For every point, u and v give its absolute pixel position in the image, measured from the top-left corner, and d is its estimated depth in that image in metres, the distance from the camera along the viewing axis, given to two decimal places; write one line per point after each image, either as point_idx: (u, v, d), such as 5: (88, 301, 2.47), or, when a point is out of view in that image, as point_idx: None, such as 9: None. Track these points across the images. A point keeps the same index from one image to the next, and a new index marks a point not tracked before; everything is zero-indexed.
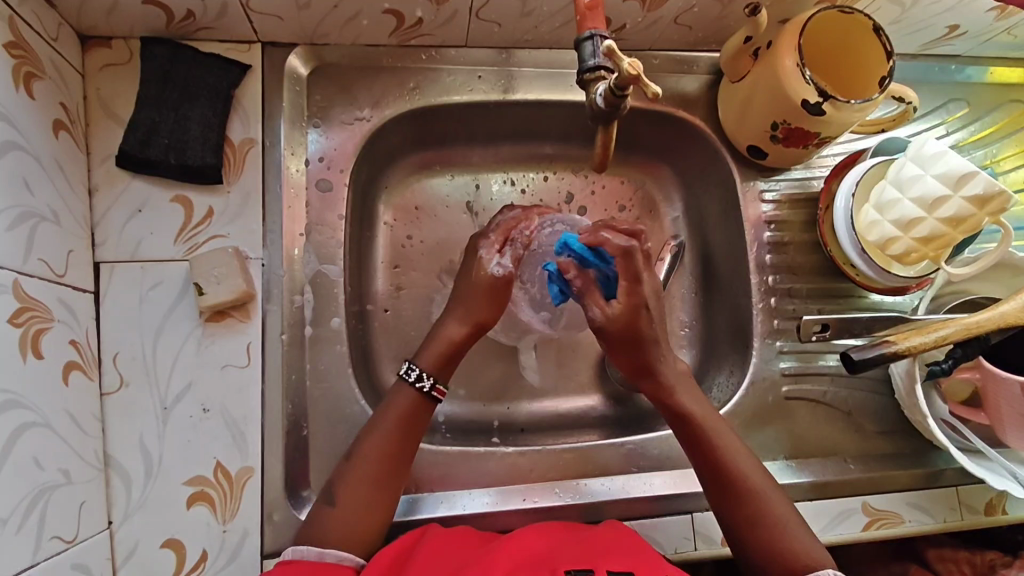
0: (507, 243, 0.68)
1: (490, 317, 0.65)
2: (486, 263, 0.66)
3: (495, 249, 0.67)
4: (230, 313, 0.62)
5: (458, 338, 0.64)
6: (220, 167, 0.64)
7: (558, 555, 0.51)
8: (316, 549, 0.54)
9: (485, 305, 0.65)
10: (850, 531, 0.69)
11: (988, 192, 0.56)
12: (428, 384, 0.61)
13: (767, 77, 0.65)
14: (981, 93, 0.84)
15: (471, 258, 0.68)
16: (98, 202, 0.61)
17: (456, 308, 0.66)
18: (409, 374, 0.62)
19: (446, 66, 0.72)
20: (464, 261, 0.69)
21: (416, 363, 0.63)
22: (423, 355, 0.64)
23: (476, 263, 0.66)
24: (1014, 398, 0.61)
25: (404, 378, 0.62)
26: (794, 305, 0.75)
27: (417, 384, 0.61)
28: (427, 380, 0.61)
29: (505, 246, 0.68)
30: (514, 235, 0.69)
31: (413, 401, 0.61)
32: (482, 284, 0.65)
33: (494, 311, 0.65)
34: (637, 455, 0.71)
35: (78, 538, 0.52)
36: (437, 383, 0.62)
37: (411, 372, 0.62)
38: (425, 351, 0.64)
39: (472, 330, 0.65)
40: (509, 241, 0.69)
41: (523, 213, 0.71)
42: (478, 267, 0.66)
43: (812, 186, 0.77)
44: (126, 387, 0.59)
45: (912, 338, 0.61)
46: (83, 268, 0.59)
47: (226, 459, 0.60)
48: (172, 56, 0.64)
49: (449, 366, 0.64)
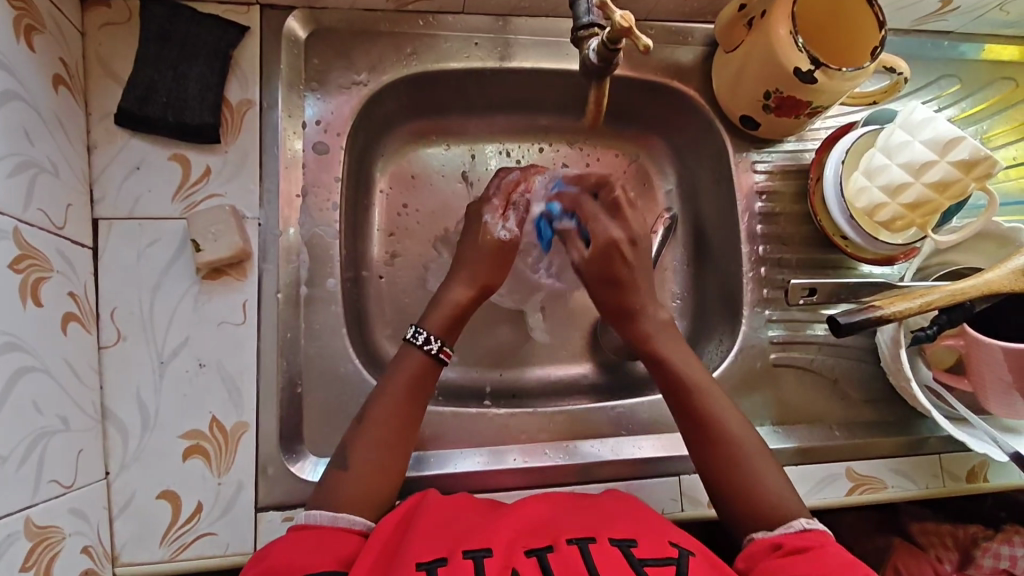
0: (511, 207, 0.70)
1: (494, 279, 0.68)
2: (492, 229, 0.68)
3: (500, 215, 0.69)
4: (226, 271, 0.63)
5: (463, 301, 0.66)
6: (218, 127, 0.64)
7: (562, 521, 0.53)
8: (331, 514, 0.54)
9: (490, 268, 0.67)
10: (834, 496, 0.71)
11: (974, 157, 0.57)
12: (435, 346, 0.63)
13: (760, 46, 0.65)
14: (973, 70, 0.85)
15: (475, 221, 0.69)
16: (96, 159, 0.62)
17: (460, 273, 0.67)
18: (417, 337, 0.63)
19: (443, 32, 0.72)
20: (465, 224, 0.70)
21: (423, 327, 0.64)
22: (429, 319, 0.65)
23: (482, 230, 0.68)
24: (995, 363, 0.62)
25: (411, 341, 0.63)
26: (783, 275, 0.76)
27: (425, 346, 0.63)
28: (434, 342, 0.63)
29: (510, 211, 0.70)
30: (515, 198, 0.71)
31: (420, 365, 0.62)
32: (489, 249, 0.67)
33: (498, 273, 0.68)
34: (627, 420, 0.72)
35: (76, 485, 0.53)
36: (445, 346, 0.63)
37: (419, 335, 0.63)
38: (431, 315, 0.65)
39: (476, 291, 0.67)
40: (513, 206, 0.71)
41: (521, 175, 0.73)
42: (484, 233, 0.68)
43: (804, 158, 0.78)
44: (123, 341, 0.60)
45: (898, 303, 0.62)
46: (81, 223, 0.59)
47: (222, 413, 0.61)
48: (170, 15, 0.64)
49: (456, 329, 0.66)
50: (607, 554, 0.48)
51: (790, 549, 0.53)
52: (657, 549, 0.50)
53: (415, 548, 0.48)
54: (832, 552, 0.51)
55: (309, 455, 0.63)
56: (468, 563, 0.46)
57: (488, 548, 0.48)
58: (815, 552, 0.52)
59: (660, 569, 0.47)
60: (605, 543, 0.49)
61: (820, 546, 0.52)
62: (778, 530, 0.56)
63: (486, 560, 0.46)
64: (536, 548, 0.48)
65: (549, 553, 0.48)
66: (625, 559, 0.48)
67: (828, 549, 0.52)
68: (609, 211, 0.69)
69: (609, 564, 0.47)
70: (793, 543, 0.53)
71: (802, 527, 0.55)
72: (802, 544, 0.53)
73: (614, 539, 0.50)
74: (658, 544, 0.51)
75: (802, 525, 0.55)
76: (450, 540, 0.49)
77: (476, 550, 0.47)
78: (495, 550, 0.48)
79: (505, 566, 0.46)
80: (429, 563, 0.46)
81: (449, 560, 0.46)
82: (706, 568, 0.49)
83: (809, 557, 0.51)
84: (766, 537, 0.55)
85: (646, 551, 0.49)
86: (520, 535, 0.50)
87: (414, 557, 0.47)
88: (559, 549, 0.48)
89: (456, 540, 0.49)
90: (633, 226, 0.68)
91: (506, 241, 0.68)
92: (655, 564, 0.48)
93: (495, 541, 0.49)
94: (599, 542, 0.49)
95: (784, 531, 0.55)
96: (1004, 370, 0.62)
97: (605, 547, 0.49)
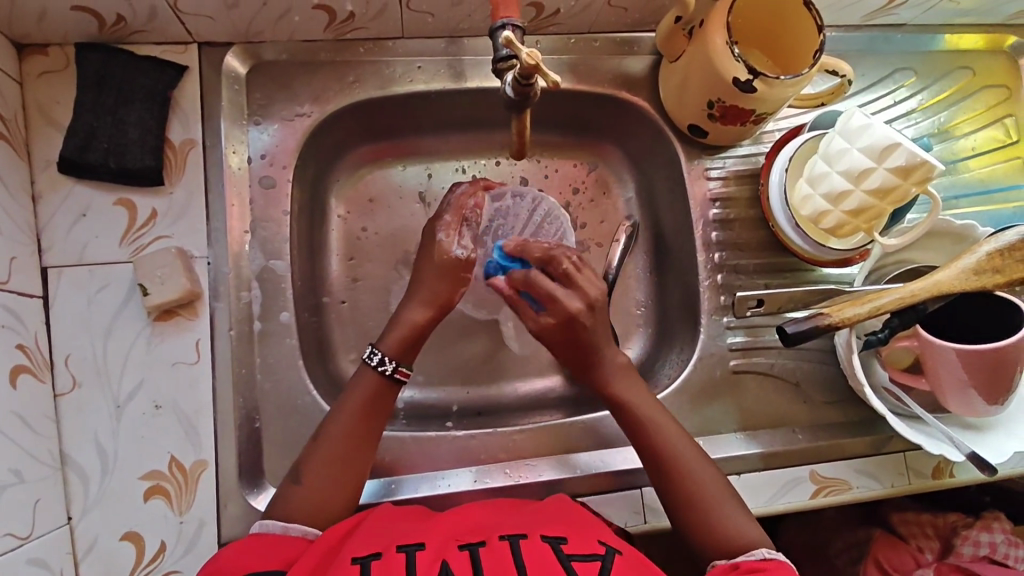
0: (462, 223, 0.66)
1: (453, 297, 0.65)
2: (448, 247, 0.64)
3: (454, 232, 0.65)
4: (177, 311, 0.64)
5: (423, 320, 0.63)
6: (161, 169, 0.65)
7: (501, 522, 0.54)
8: (281, 524, 0.55)
9: (450, 287, 0.64)
10: (797, 500, 0.71)
11: (910, 163, 0.58)
12: (390, 367, 0.61)
13: (699, 56, 0.65)
14: (929, 61, 0.83)
15: (429, 240, 0.65)
16: (42, 208, 0.63)
17: (419, 290, 0.64)
18: (372, 357, 0.61)
19: (385, 58, 0.72)
20: (421, 240, 0.67)
21: (379, 347, 0.62)
22: (384, 339, 0.63)
23: (436, 247, 0.64)
24: (950, 364, 0.62)
25: (367, 362, 0.62)
26: (740, 281, 0.76)
27: (379, 367, 0.61)
28: (388, 363, 0.61)
29: (464, 227, 0.66)
30: (468, 213, 0.67)
31: (375, 385, 0.61)
32: (445, 267, 0.64)
33: (455, 292, 0.65)
34: (589, 434, 0.72)
35: (33, 535, 0.55)
36: (400, 365, 0.61)
37: (374, 356, 0.61)
38: (386, 335, 0.63)
39: (436, 310, 0.64)
40: (466, 221, 0.66)
41: (471, 187, 0.68)
42: (440, 250, 0.64)
43: (758, 162, 0.78)
44: (78, 388, 0.61)
45: (845, 309, 0.62)
46: (29, 274, 0.60)
47: (180, 453, 0.62)
48: (107, 61, 0.65)
49: (414, 349, 0.63)
50: (535, 549, 0.49)
51: (745, 569, 0.54)
52: (586, 546, 0.51)
53: (354, 544, 0.50)
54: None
55: (268, 488, 0.63)
56: (401, 556, 0.48)
57: (421, 543, 0.50)
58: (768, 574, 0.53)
59: (586, 564, 0.48)
60: (535, 540, 0.50)
61: (773, 569, 0.53)
62: (739, 556, 0.56)
63: (417, 553, 0.48)
64: (470, 543, 0.50)
65: (481, 548, 0.49)
66: (554, 555, 0.49)
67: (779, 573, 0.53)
68: (563, 285, 0.62)
69: (535, 559, 0.48)
70: (750, 564, 0.54)
71: (763, 555, 0.55)
72: (756, 566, 0.54)
73: (545, 536, 0.51)
74: (586, 541, 0.52)
75: (762, 555, 0.55)
76: (389, 537, 0.51)
77: (410, 545, 0.50)
78: (428, 545, 0.50)
79: (436, 559, 0.48)
80: (364, 557, 0.48)
81: (383, 554, 0.48)
82: (631, 565, 0.50)
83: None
84: (725, 561, 0.56)
85: (575, 548, 0.50)
86: (457, 532, 0.52)
87: (351, 553, 0.49)
88: (490, 543, 0.50)
89: (393, 537, 0.51)
90: (589, 291, 0.62)
91: (460, 257, 0.64)
92: (581, 560, 0.49)
93: (430, 538, 0.51)
94: (530, 538, 0.51)
95: (745, 558, 0.55)
96: (962, 371, 0.62)
97: (536, 543, 0.50)
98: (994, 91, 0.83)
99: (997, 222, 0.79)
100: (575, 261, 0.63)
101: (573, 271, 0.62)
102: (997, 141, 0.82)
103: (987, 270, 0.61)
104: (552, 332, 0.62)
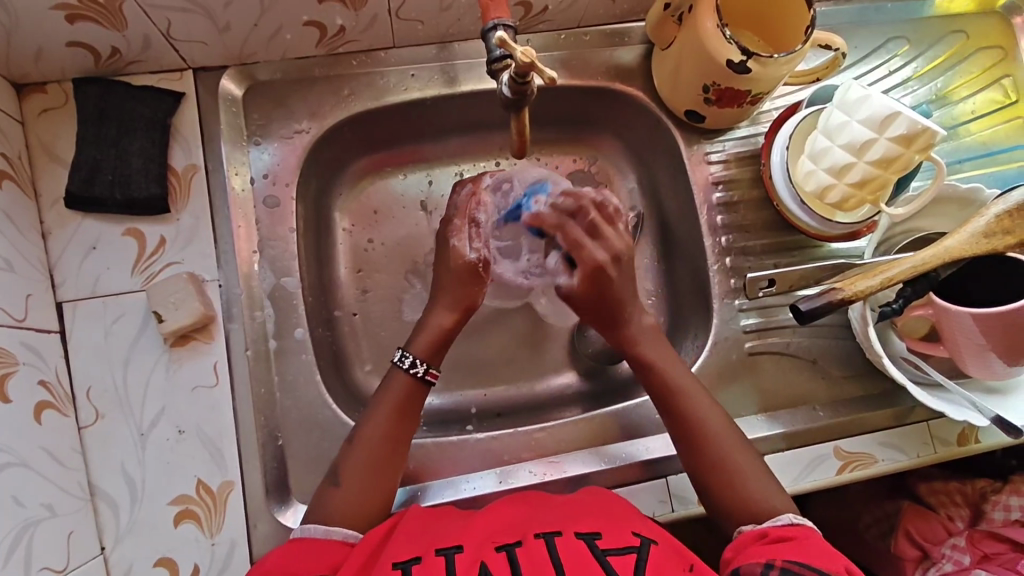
0: (470, 224, 0.67)
1: (476, 298, 0.66)
2: (461, 250, 0.65)
3: (465, 234, 0.66)
4: (193, 336, 0.64)
5: (450, 327, 0.65)
6: (166, 197, 0.65)
7: (534, 519, 0.54)
8: (323, 528, 0.55)
9: (470, 288, 0.65)
10: (824, 477, 0.71)
11: (912, 131, 0.58)
12: (421, 369, 0.62)
13: (691, 41, 0.65)
14: (922, 27, 0.83)
15: (444, 246, 0.67)
16: (52, 245, 0.63)
17: (442, 296, 0.66)
18: (403, 361, 0.62)
19: (379, 68, 0.72)
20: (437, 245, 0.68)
21: (409, 351, 0.63)
22: (414, 343, 0.64)
23: (450, 253, 0.66)
24: (966, 327, 0.62)
25: (398, 365, 0.63)
26: (749, 263, 0.76)
27: (411, 370, 0.62)
28: (420, 366, 0.62)
29: (472, 228, 0.67)
30: (475, 214, 0.68)
31: (407, 387, 0.62)
32: (460, 270, 0.65)
33: (474, 292, 0.65)
34: (609, 427, 0.72)
35: (69, 567, 0.55)
36: (431, 368, 0.63)
37: (403, 359, 0.63)
38: (416, 339, 0.64)
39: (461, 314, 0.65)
40: (475, 222, 0.67)
41: (473, 189, 0.70)
42: (454, 254, 0.65)
43: (758, 142, 0.78)
44: (102, 419, 0.62)
45: (857, 283, 0.62)
46: (45, 310, 0.61)
47: (207, 475, 0.62)
48: (105, 94, 0.66)
49: (441, 352, 0.65)
50: (570, 547, 0.49)
51: (773, 538, 0.54)
52: (620, 540, 0.51)
53: (392, 550, 0.51)
54: (815, 543, 0.53)
55: (296, 503, 0.64)
56: (440, 559, 0.49)
57: (459, 545, 0.50)
58: (795, 540, 0.53)
59: (622, 559, 0.49)
60: (570, 537, 0.51)
61: (802, 537, 0.54)
62: (765, 523, 0.57)
63: (456, 556, 0.49)
64: (507, 543, 0.50)
65: (518, 548, 0.49)
66: (589, 552, 0.49)
67: (810, 541, 0.53)
68: (589, 237, 0.64)
69: (572, 555, 0.48)
70: (777, 532, 0.54)
71: (789, 521, 0.56)
72: (785, 533, 0.54)
73: (579, 533, 0.52)
74: (620, 535, 0.52)
75: (787, 520, 0.56)
76: (426, 541, 0.52)
77: (448, 548, 0.50)
78: (465, 547, 0.50)
79: (475, 560, 0.48)
80: (405, 562, 0.49)
81: (423, 557, 0.49)
82: (668, 556, 0.51)
83: (789, 546, 0.52)
84: (752, 528, 0.56)
85: (610, 542, 0.51)
86: (491, 534, 0.52)
87: (392, 556, 0.50)
88: (526, 543, 0.50)
89: (432, 540, 0.52)
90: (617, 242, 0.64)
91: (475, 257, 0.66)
92: (618, 554, 0.49)
93: (467, 539, 0.51)
94: (565, 535, 0.51)
95: (771, 524, 0.56)
96: (981, 335, 0.61)
97: (570, 540, 0.50)
98: (989, 52, 0.83)
99: (1004, 182, 0.79)
100: (603, 214, 0.65)
101: (598, 221, 0.64)
102: (996, 102, 0.81)
103: (997, 232, 0.61)
104: (585, 292, 0.64)
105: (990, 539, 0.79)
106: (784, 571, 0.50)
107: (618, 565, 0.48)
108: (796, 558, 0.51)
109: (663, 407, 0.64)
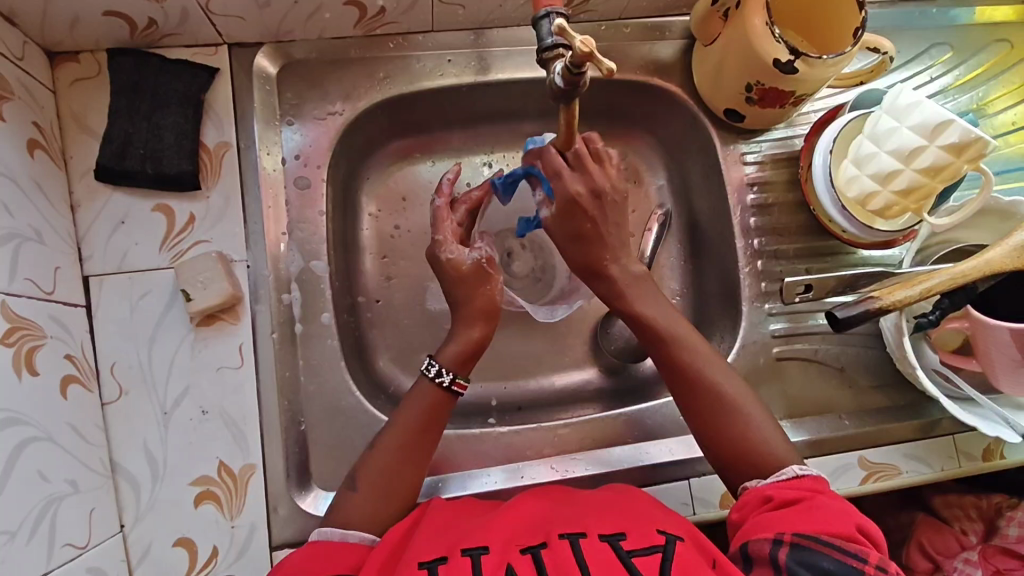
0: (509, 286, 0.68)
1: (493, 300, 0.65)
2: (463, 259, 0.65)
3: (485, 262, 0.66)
4: (219, 316, 0.63)
5: (480, 337, 0.64)
6: (197, 173, 0.64)
7: (556, 517, 0.53)
8: (340, 531, 0.54)
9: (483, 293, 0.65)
10: (848, 487, 0.70)
11: (963, 140, 0.57)
12: (447, 379, 0.61)
13: (737, 38, 0.63)
14: (966, 34, 0.81)
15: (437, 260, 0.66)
16: (81, 217, 0.62)
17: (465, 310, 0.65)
18: (430, 369, 0.62)
19: (415, 52, 0.71)
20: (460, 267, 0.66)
21: (438, 359, 0.62)
22: (445, 352, 0.63)
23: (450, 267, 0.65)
24: (1003, 343, 0.60)
25: (426, 374, 0.62)
26: (780, 267, 0.75)
27: (437, 379, 0.61)
28: (446, 375, 0.61)
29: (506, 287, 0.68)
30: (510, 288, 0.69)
31: (440, 396, 0.61)
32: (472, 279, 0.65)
33: (496, 295, 0.66)
34: (631, 428, 0.71)
35: (90, 544, 0.55)
36: (456, 376, 0.62)
37: (431, 367, 0.62)
38: (446, 349, 0.64)
39: (487, 321, 0.65)
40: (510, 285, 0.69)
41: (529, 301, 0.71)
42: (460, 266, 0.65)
43: (794, 145, 0.76)
44: (125, 396, 0.61)
45: (897, 293, 0.60)
46: (73, 283, 0.60)
47: (229, 457, 0.62)
48: (139, 66, 0.65)
49: (471, 362, 0.64)
50: (596, 551, 0.48)
51: (780, 502, 0.53)
52: (644, 539, 0.50)
53: (417, 550, 0.50)
54: (822, 503, 0.52)
55: (318, 489, 0.63)
56: (466, 560, 0.48)
57: (485, 545, 0.49)
58: (803, 502, 0.52)
59: (647, 560, 0.48)
60: (595, 539, 0.50)
61: (812, 497, 0.52)
62: (769, 479, 0.56)
63: (483, 558, 0.48)
64: (531, 546, 0.49)
65: (543, 550, 0.49)
66: (614, 554, 0.48)
67: (816, 500, 0.52)
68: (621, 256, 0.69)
69: (596, 558, 0.47)
70: (782, 494, 0.53)
71: (794, 474, 0.55)
72: (791, 496, 0.53)
73: (603, 534, 0.50)
74: (645, 533, 0.51)
75: (794, 472, 0.56)
76: (451, 539, 0.51)
77: (474, 548, 0.49)
78: (491, 548, 0.49)
79: (501, 563, 0.47)
80: (431, 562, 0.48)
81: (449, 558, 0.48)
82: (693, 552, 0.50)
83: (797, 510, 0.51)
84: (756, 489, 0.55)
85: (635, 542, 0.50)
86: (513, 534, 0.51)
87: (417, 557, 0.50)
88: (551, 544, 0.49)
89: (457, 539, 0.51)
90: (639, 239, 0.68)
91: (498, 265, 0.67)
92: (643, 555, 0.48)
93: (493, 539, 0.50)
94: (588, 537, 0.50)
95: (773, 483, 0.55)
96: (1015, 349, 0.60)
97: (594, 542, 0.49)
98: None
99: None
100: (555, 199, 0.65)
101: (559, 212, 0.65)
102: None
103: None
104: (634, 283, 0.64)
105: (1004, 555, 0.77)
106: (793, 546, 0.48)
107: (643, 567, 0.47)
108: (803, 529, 0.49)
109: (688, 397, 0.61)
